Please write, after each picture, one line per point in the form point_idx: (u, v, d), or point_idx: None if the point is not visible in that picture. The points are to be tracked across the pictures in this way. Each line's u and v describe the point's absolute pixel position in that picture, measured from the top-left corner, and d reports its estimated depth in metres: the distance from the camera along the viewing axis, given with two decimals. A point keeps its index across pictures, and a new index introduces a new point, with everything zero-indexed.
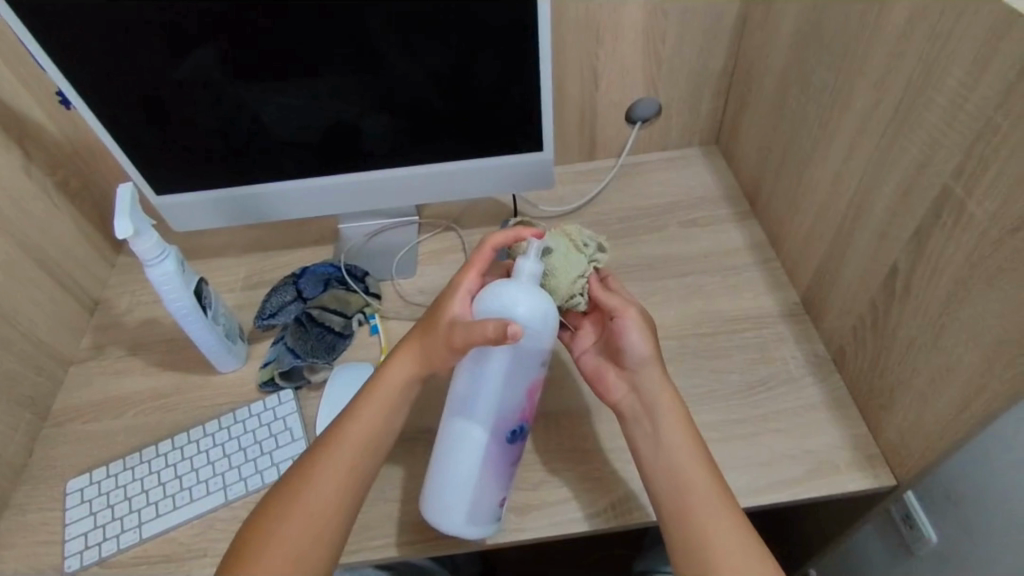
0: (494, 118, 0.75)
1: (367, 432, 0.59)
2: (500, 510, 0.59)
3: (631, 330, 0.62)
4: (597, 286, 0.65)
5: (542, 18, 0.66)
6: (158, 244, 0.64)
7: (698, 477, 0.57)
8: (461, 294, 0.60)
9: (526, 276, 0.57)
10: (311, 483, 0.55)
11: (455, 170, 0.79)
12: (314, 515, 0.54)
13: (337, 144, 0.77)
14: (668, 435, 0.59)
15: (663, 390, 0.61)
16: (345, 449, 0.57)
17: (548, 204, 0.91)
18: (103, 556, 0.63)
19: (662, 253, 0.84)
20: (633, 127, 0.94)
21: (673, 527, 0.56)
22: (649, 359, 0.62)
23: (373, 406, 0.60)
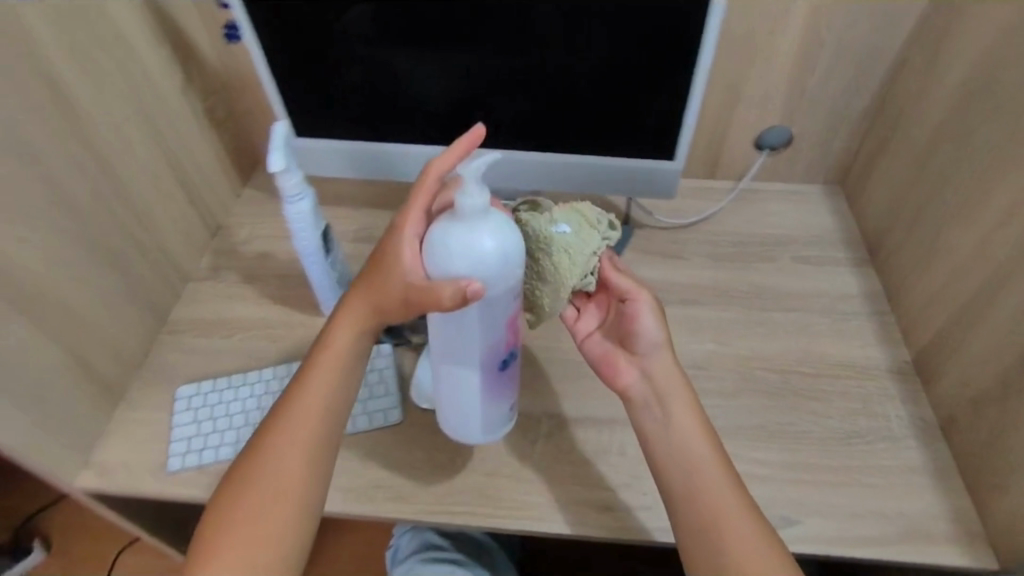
0: (633, 122, 0.75)
1: (321, 398, 0.56)
2: (509, 411, 0.63)
3: (644, 313, 0.61)
4: (607, 267, 0.63)
5: (709, 33, 0.65)
6: (300, 185, 0.66)
7: (715, 477, 0.55)
8: (407, 241, 0.52)
9: (473, 214, 0.48)
10: (270, 455, 0.54)
11: (582, 164, 0.79)
12: (280, 485, 0.53)
13: (473, 116, 0.78)
14: (678, 426, 0.58)
15: (674, 376, 0.60)
16: (299, 420, 0.55)
17: (664, 214, 0.92)
18: (202, 463, 0.67)
19: (772, 284, 0.82)
20: (760, 153, 0.92)
21: (692, 529, 0.54)
22: (661, 344, 0.61)
23: (324, 373, 0.57)
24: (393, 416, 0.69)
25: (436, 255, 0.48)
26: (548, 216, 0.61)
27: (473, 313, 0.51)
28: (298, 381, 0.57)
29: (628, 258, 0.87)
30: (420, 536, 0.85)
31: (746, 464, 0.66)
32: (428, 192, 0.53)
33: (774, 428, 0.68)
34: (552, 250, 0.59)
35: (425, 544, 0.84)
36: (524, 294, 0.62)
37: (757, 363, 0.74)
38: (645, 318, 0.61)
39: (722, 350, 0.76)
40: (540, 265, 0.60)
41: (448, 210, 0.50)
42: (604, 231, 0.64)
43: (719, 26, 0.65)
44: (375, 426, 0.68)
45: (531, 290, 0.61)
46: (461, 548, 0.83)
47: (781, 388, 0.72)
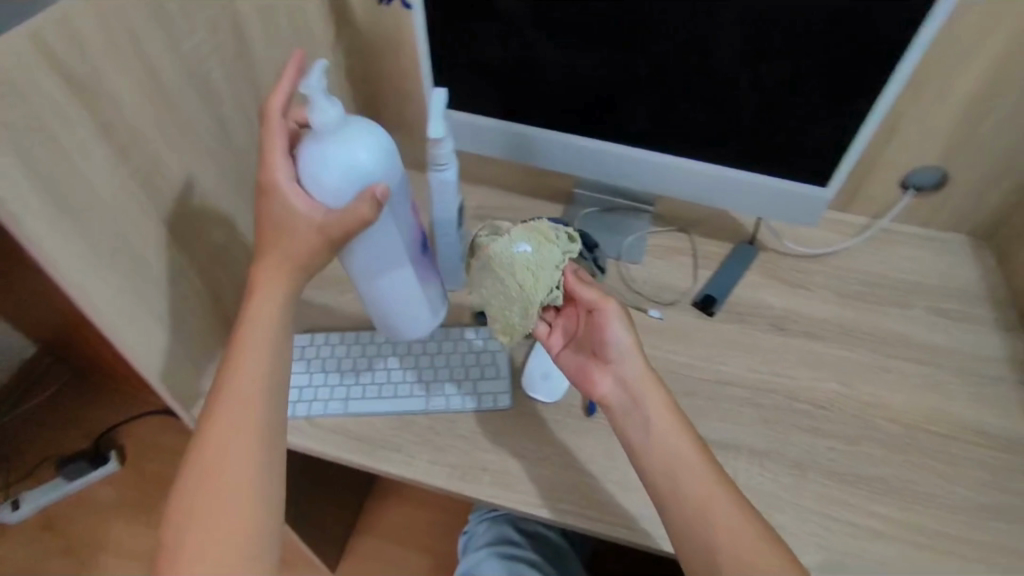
0: (792, 140, 0.71)
1: (252, 390, 0.56)
2: (444, 291, 0.72)
3: (613, 321, 0.59)
4: (572, 279, 0.62)
5: (906, 62, 0.60)
6: (450, 155, 0.66)
7: (697, 469, 0.55)
8: (293, 187, 0.57)
9: (329, 126, 0.56)
10: (217, 457, 0.53)
11: (725, 176, 0.76)
12: (235, 486, 0.53)
13: (621, 113, 0.75)
14: (659, 427, 0.57)
15: (648, 375, 0.58)
16: (232, 419, 0.55)
17: (793, 240, 0.87)
18: (312, 415, 0.68)
19: (905, 332, 0.77)
20: (904, 193, 0.87)
21: (686, 530, 0.53)
22: (633, 350, 0.59)
23: (249, 365, 0.57)
24: (502, 401, 0.68)
25: (329, 174, 0.56)
26: (508, 239, 0.60)
27: (382, 221, 0.60)
28: (223, 380, 0.57)
29: (751, 280, 0.83)
30: (496, 530, 0.86)
31: (866, 518, 0.62)
32: (280, 129, 0.57)
33: (900, 484, 0.64)
34: (517, 272, 0.59)
35: (499, 538, 0.84)
36: (500, 319, 0.62)
37: (884, 414, 0.69)
38: (613, 326, 0.59)
39: (846, 392, 0.72)
40: (507, 287, 0.60)
41: (307, 138, 0.57)
42: (568, 243, 0.63)
43: (921, 55, 0.59)
44: (482, 407, 0.68)
45: (506, 314, 0.61)
46: (535, 548, 0.82)
47: (908, 444, 0.67)
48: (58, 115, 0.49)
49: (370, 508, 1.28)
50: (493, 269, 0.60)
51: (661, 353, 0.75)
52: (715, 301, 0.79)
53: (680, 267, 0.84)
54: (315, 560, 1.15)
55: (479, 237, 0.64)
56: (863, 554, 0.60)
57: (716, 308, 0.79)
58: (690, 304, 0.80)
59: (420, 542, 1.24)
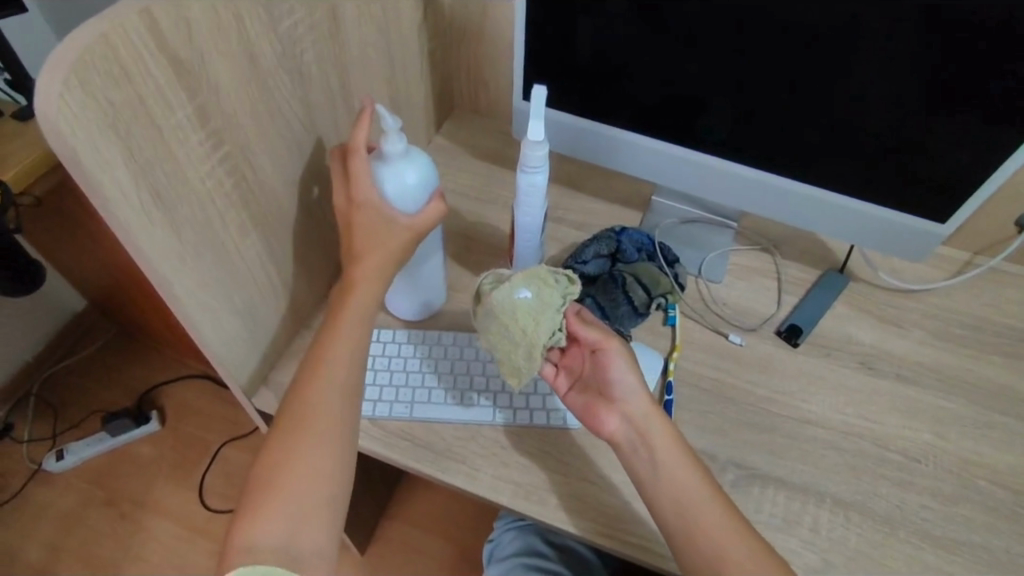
0: (913, 171, 0.66)
1: (329, 392, 0.57)
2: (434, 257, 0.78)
3: (615, 361, 0.59)
4: (575, 320, 0.60)
5: None
6: (544, 159, 0.63)
7: (700, 492, 0.55)
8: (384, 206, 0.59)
9: (397, 149, 0.59)
10: (294, 455, 0.55)
11: (830, 203, 0.71)
12: (310, 483, 0.54)
13: (727, 128, 0.70)
14: (667, 466, 0.56)
15: (653, 410, 0.58)
16: (309, 421, 0.56)
17: (888, 273, 0.81)
18: (374, 415, 0.66)
19: (1009, 382, 0.71)
20: (1018, 233, 0.80)
21: (689, 549, 0.53)
22: (638, 388, 0.59)
23: (329, 370, 0.58)
24: (572, 420, 0.65)
25: (396, 189, 0.60)
26: (508, 285, 0.58)
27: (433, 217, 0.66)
28: (301, 382, 0.58)
29: (842, 311, 0.78)
30: (526, 534, 0.83)
31: None
32: (358, 151, 0.59)
33: (1000, 555, 0.59)
34: (518, 318, 0.57)
35: (527, 544, 0.82)
36: (505, 364, 0.60)
37: (982, 473, 0.64)
38: (616, 366, 0.59)
39: (943, 445, 0.66)
40: (510, 332, 0.58)
41: (371, 159, 0.60)
42: (571, 284, 0.60)
43: None
44: (551, 425, 0.65)
45: (511, 359, 0.59)
46: (564, 563, 0.79)
47: (1008, 509, 0.62)
48: (158, 97, 0.47)
49: (403, 494, 1.27)
50: (495, 315, 0.59)
51: (741, 382, 0.70)
52: (801, 332, 0.74)
53: (765, 291, 0.79)
54: (348, 542, 1.14)
55: (481, 284, 0.62)
56: None
57: (801, 340, 0.74)
58: (772, 333, 0.75)
59: (453, 534, 1.23)
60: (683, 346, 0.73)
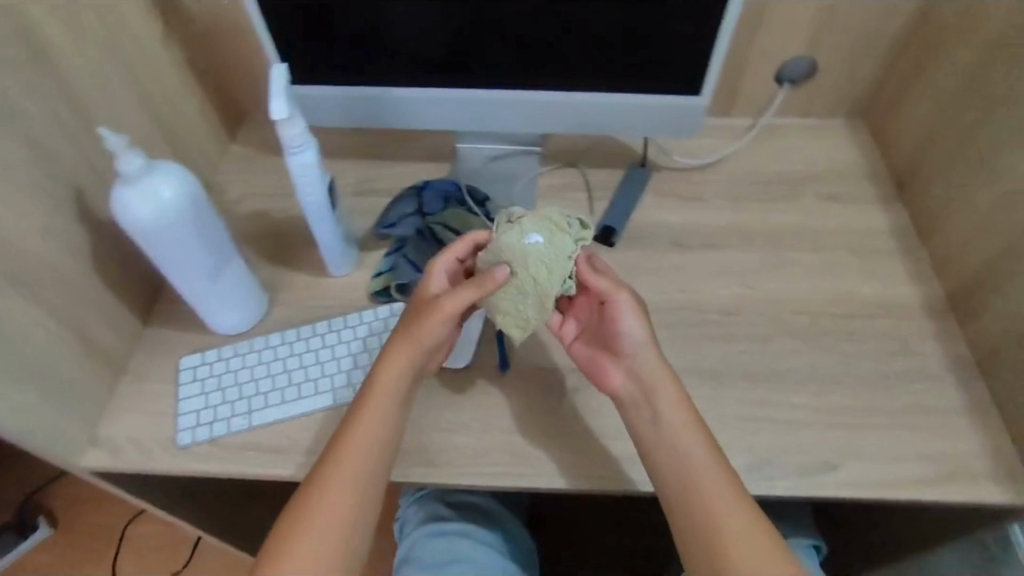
0: (658, 54, 0.69)
1: (375, 416, 0.57)
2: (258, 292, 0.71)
3: (626, 313, 0.59)
4: (585, 267, 0.61)
5: None
6: (304, 134, 0.61)
7: (711, 471, 0.55)
8: (438, 273, 0.61)
9: (131, 164, 0.55)
10: (336, 477, 0.55)
11: (603, 103, 0.73)
12: (348, 506, 0.55)
13: (483, 57, 0.71)
14: (673, 431, 0.57)
15: (663, 370, 0.59)
16: (353, 447, 0.56)
17: (680, 155, 0.86)
18: (214, 436, 0.64)
19: (795, 223, 0.79)
20: (779, 87, 0.87)
21: (689, 518, 0.54)
22: (647, 341, 0.59)
23: (383, 397, 0.58)
24: None
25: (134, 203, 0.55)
26: (519, 228, 0.59)
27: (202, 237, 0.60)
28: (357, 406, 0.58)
29: (648, 202, 0.82)
30: (425, 506, 0.85)
31: (785, 411, 0.64)
32: (450, 256, 0.61)
33: (811, 371, 0.66)
34: (530, 265, 0.58)
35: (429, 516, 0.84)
36: (509, 315, 0.60)
37: (784, 307, 0.71)
38: (627, 317, 0.59)
39: (752, 294, 0.72)
40: (518, 279, 0.58)
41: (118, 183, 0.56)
42: (582, 229, 0.62)
43: None
44: None
45: (516, 312, 0.60)
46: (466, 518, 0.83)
47: (810, 331, 0.69)
48: None
49: None
50: (507, 262, 0.59)
51: None
52: (615, 232, 0.78)
53: (575, 203, 0.82)
54: None
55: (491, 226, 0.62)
56: (786, 445, 0.61)
57: (616, 239, 0.77)
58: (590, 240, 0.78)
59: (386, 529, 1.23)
60: None
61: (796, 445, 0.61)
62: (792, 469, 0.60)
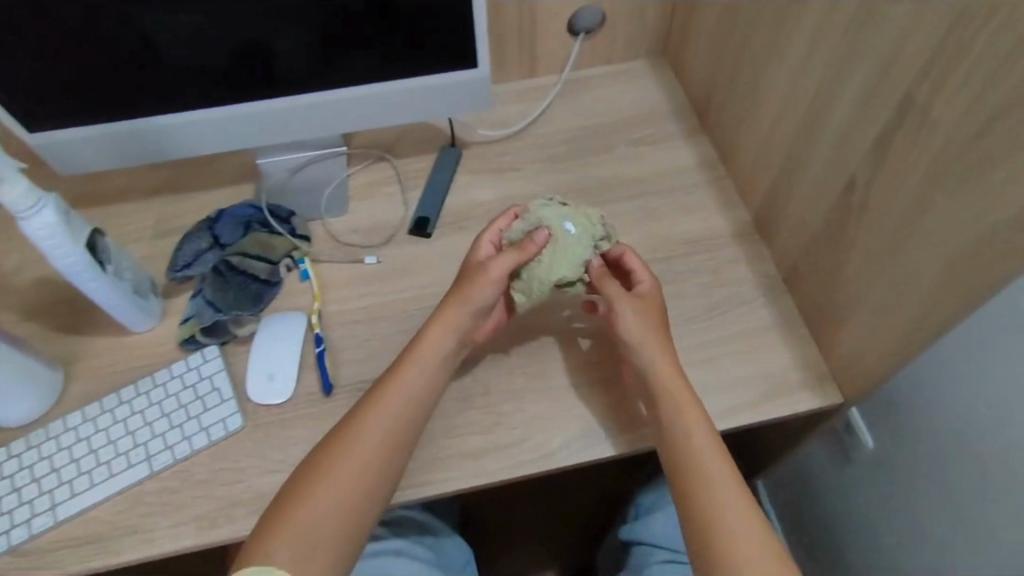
0: (419, 31, 0.65)
1: (393, 405, 0.56)
2: (47, 373, 0.64)
3: (625, 316, 0.59)
4: (598, 272, 0.62)
5: None
6: (31, 191, 0.54)
7: (712, 452, 0.54)
8: (597, 264, 0.62)
9: None
10: (339, 464, 0.53)
11: (383, 92, 0.70)
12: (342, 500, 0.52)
13: (241, 66, 0.66)
14: (680, 419, 0.55)
15: (667, 370, 0.57)
16: (385, 408, 0.56)
17: (486, 127, 0.84)
18: (14, 544, 0.58)
19: (609, 175, 0.79)
20: (576, 39, 0.86)
21: (683, 474, 0.53)
22: (647, 342, 0.58)
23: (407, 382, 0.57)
24: (231, 423, 0.63)
25: None
26: (558, 212, 0.62)
27: None
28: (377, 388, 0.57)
29: (459, 183, 0.79)
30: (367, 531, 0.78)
31: (611, 369, 0.64)
32: (490, 236, 0.63)
33: None
34: (554, 246, 0.61)
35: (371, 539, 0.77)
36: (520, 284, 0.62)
37: None
38: (623, 321, 0.59)
39: None
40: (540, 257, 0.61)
41: None
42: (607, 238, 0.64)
43: None
44: (213, 441, 0.62)
45: (532, 281, 0.61)
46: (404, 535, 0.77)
47: None
48: None
49: None
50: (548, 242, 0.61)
51: (390, 298, 0.71)
52: (429, 221, 0.75)
53: (389, 199, 0.79)
54: None
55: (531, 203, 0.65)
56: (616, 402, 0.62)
57: (432, 228, 0.75)
58: (407, 235, 0.75)
59: None
60: (324, 293, 0.72)
61: (622, 402, 0.63)
62: (619, 426, 0.61)
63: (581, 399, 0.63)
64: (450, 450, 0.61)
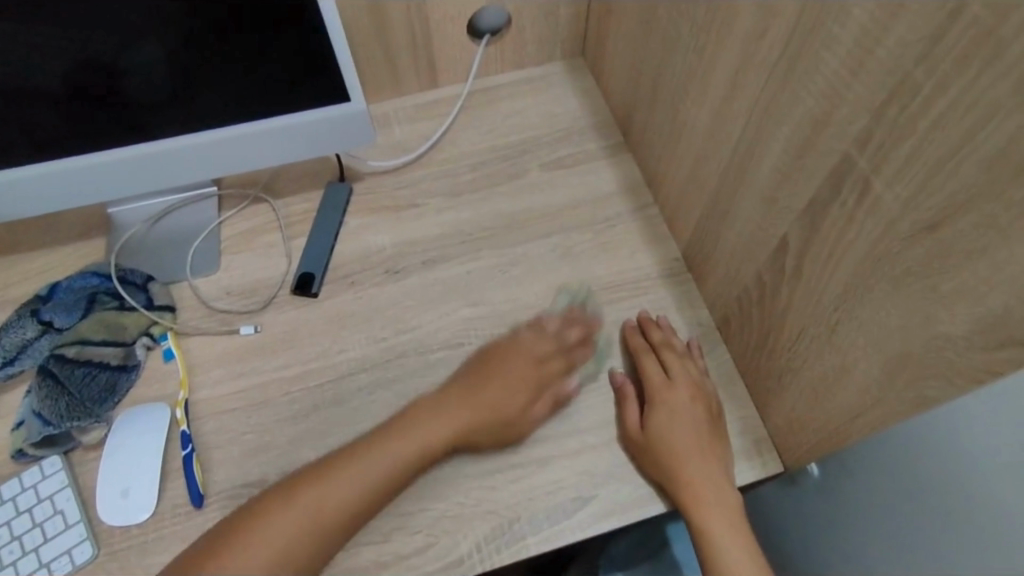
0: (271, 67, 0.52)
1: (410, 445, 0.52)
2: None
3: (688, 403, 0.55)
4: (667, 354, 0.58)
5: None
6: None
7: (741, 525, 0.51)
8: (664, 344, 0.59)
9: None
10: (321, 489, 0.50)
11: (242, 135, 0.56)
12: (311, 526, 0.49)
13: (39, 117, 0.51)
14: (713, 480, 0.52)
15: (705, 442, 0.54)
16: (434, 419, 0.54)
17: (379, 157, 0.72)
18: None
19: (522, 207, 0.69)
20: (480, 43, 0.74)
21: (703, 518, 0.51)
22: (702, 423, 0.55)
23: (429, 424, 0.54)
24: (77, 555, 0.53)
25: None
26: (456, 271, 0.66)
27: None
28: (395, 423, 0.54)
29: (349, 226, 0.68)
30: None
31: (528, 451, 0.56)
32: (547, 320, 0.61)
33: (552, 392, 0.58)
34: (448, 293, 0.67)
35: None
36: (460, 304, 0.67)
37: (517, 319, 0.62)
38: (688, 408, 0.55)
39: (481, 312, 0.63)
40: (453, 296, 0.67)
41: None
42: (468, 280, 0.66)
43: None
44: None
45: None
46: None
47: (548, 339, 0.61)
48: None
49: None
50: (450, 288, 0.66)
51: (270, 376, 0.61)
52: (314, 278, 0.65)
53: (269, 251, 0.67)
54: None
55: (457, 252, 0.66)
56: (534, 491, 0.54)
57: (317, 286, 0.64)
58: (290, 295, 0.65)
59: None
60: (191, 375, 0.61)
61: (540, 490, 0.54)
62: (539, 519, 0.53)
63: (494, 489, 0.54)
64: (343, 566, 0.51)
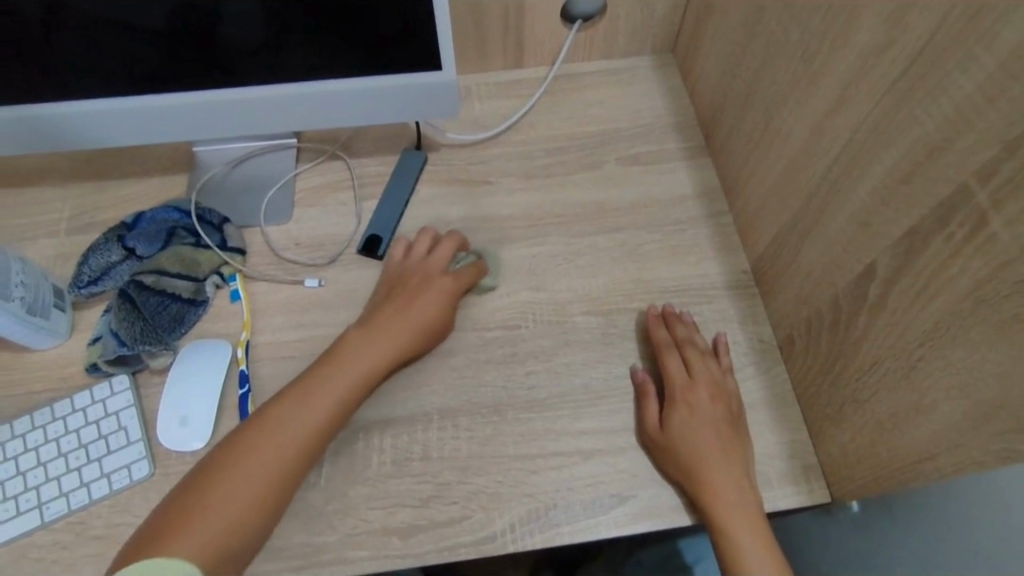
0: (371, 27, 0.53)
1: (326, 405, 0.53)
2: None
3: (706, 401, 0.55)
4: (690, 351, 0.58)
5: None
6: None
7: (761, 523, 0.51)
8: (686, 341, 0.59)
9: None
10: (237, 468, 0.49)
11: (334, 92, 0.57)
12: (255, 494, 0.49)
13: (150, 50, 0.53)
14: (730, 475, 0.52)
15: (724, 440, 0.54)
16: (337, 370, 0.55)
17: (458, 130, 0.73)
18: None
19: (592, 198, 0.68)
20: (571, 28, 0.73)
21: (721, 512, 0.50)
22: (721, 420, 0.55)
23: (328, 391, 0.53)
24: (135, 471, 0.55)
25: None
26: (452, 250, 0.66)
27: None
28: (314, 375, 0.54)
29: (420, 195, 0.69)
30: None
31: (572, 441, 0.56)
32: (438, 265, 0.62)
33: (602, 387, 0.58)
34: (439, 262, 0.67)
35: None
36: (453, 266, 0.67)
37: (575, 309, 0.62)
38: (706, 406, 0.55)
39: (540, 298, 0.63)
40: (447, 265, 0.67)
41: None
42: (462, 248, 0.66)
43: None
44: (114, 490, 0.55)
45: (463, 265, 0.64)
46: None
47: (603, 334, 0.61)
48: None
49: None
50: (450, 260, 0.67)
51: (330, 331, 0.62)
52: (381, 241, 0.66)
53: (341, 209, 0.69)
54: None
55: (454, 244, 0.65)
56: (573, 481, 0.54)
57: (383, 249, 0.66)
58: (356, 254, 0.66)
59: None
60: (256, 318, 0.63)
61: (580, 481, 0.54)
62: (574, 510, 0.53)
63: (535, 472, 0.55)
64: (380, 523, 0.53)
